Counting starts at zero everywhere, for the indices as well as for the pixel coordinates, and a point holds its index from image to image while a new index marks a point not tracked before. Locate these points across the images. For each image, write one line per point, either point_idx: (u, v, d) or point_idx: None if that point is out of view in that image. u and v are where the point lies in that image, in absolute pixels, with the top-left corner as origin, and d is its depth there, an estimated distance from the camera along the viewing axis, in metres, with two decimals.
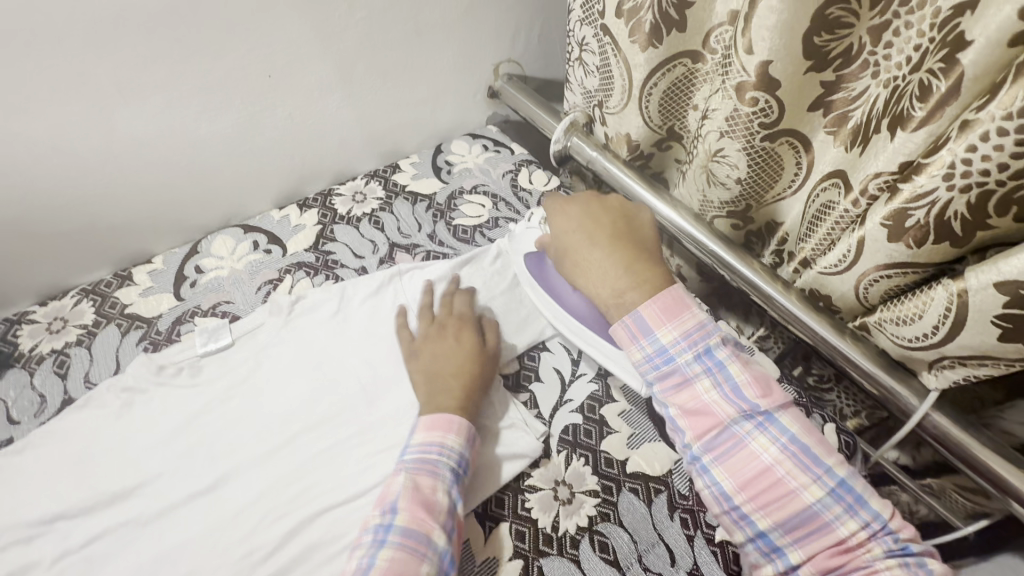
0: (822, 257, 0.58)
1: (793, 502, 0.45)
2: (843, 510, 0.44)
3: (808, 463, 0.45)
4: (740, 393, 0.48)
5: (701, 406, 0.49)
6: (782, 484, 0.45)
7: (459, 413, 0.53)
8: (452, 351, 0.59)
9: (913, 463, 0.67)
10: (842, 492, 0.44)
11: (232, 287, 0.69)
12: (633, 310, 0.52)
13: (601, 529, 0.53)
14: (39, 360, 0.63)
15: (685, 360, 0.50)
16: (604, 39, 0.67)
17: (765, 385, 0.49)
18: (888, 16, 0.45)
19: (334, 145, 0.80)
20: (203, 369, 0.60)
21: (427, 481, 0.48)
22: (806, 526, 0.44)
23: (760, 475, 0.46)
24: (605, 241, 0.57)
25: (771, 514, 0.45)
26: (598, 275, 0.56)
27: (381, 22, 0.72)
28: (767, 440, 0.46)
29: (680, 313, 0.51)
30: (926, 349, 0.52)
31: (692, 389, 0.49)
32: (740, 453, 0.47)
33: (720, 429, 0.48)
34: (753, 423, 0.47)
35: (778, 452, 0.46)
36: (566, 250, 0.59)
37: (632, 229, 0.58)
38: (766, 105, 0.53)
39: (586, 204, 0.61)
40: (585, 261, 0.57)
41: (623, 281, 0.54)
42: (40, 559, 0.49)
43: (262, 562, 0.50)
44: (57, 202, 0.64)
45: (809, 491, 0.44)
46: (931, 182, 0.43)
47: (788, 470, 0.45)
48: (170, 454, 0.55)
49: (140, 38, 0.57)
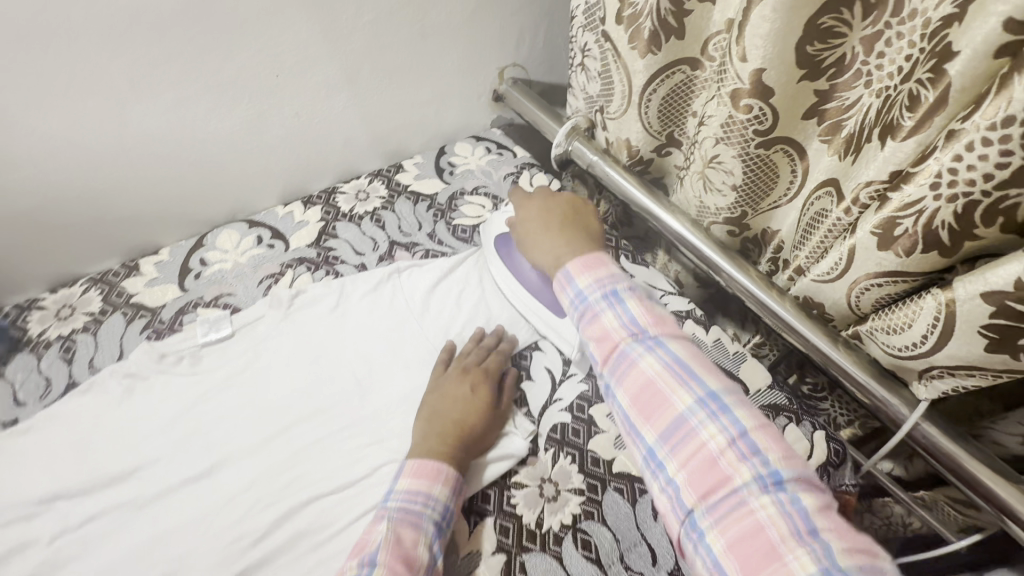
0: (815, 265, 0.59)
1: (666, 412, 0.42)
2: (715, 423, 0.41)
3: (685, 378, 0.43)
4: (634, 319, 0.48)
5: (602, 332, 0.48)
6: (659, 394, 0.43)
7: (447, 462, 0.52)
8: (460, 398, 0.57)
9: (907, 475, 0.66)
10: (717, 406, 0.41)
11: (235, 280, 0.71)
12: (562, 266, 0.54)
13: (585, 527, 0.53)
14: (46, 345, 0.64)
15: (593, 296, 0.50)
16: (605, 45, 0.68)
17: (662, 317, 0.48)
18: (881, 26, 0.45)
19: (338, 144, 0.82)
20: (203, 358, 0.62)
21: (409, 534, 0.47)
22: (679, 436, 0.41)
23: (643, 388, 0.44)
24: (556, 222, 0.60)
25: (652, 424, 0.43)
26: (545, 246, 0.58)
27: (388, 25, 0.73)
28: (653, 358, 0.45)
29: (598, 266, 0.52)
30: (915, 358, 0.52)
31: (597, 320, 0.49)
32: (627, 370, 0.45)
33: (616, 351, 0.47)
34: (643, 344, 0.46)
35: (659, 367, 0.44)
36: (524, 232, 0.62)
37: (583, 218, 0.61)
38: (760, 112, 0.54)
39: (546, 196, 0.65)
40: (537, 237, 0.60)
41: (562, 248, 0.56)
42: (37, 537, 0.50)
43: (251, 547, 0.51)
44: (70, 193, 0.66)
45: (684, 404, 0.42)
46: (919, 192, 0.43)
47: (665, 381, 0.43)
48: (167, 439, 0.56)
49: (154, 36, 0.59)
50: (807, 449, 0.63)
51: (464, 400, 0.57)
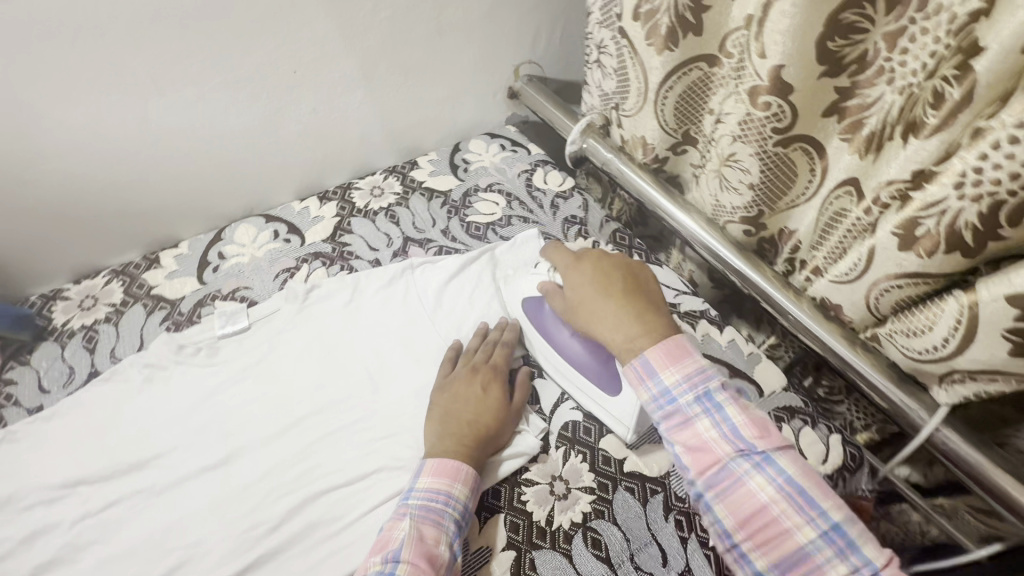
0: (834, 265, 0.58)
1: (786, 543, 0.42)
2: (841, 559, 0.41)
3: (802, 505, 0.43)
4: (735, 430, 0.46)
5: (700, 443, 0.47)
6: (776, 524, 0.43)
7: (467, 461, 0.52)
8: (473, 399, 0.57)
9: (925, 482, 0.65)
10: (836, 535, 0.42)
11: (252, 273, 0.72)
12: (640, 354, 0.51)
13: (594, 526, 0.53)
14: (69, 334, 0.66)
15: (686, 401, 0.48)
16: (621, 42, 0.67)
17: (764, 426, 0.46)
18: (905, 21, 0.43)
19: (354, 140, 0.83)
20: (220, 350, 0.63)
21: (431, 532, 0.47)
22: (799, 569, 0.42)
23: (756, 514, 0.43)
24: (614, 291, 0.55)
25: (767, 553, 0.43)
26: (609, 325, 0.53)
27: (405, 22, 0.74)
28: (765, 480, 0.44)
29: (682, 358, 0.50)
30: (936, 362, 0.51)
31: (691, 427, 0.47)
32: (737, 492, 0.44)
33: (718, 467, 0.45)
34: (750, 462, 0.45)
35: (775, 493, 0.43)
36: (575, 304, 0.57)
37: (642, 285, 0.56)
38: (779, 109, 0.53)
39: (596, 257, 0.59)
40: (595, 313, 0.55)
41: (630, 329, 0.52)
42: (59, 521, 0.52)
43: (265, 536, 0.51)
44: (94, 187, 0.68)
45: (803, 533, 0.42)
46: (942, 191, 0.43)
47: (781, 509, 0.43)
48: (184, 428, 0.57)
49: (175, 32, 0.60)
50: (822, 453, 0.62)
51: (480, 400, 0.57)
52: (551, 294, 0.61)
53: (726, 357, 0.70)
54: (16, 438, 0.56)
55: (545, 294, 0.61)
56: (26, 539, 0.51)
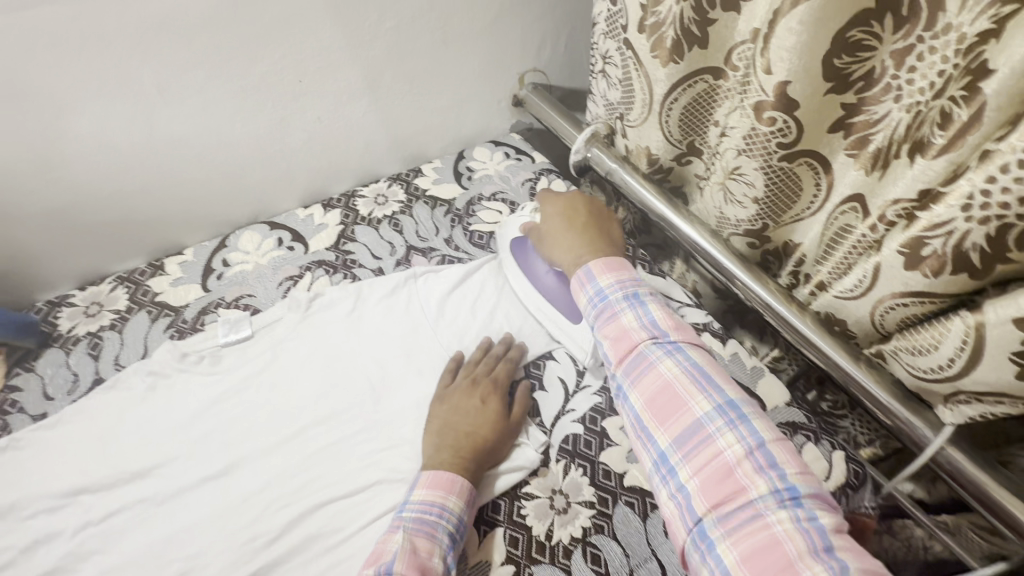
0: (839, 281, 0.58)
1: (683, 417, 0.44)
2: (731, 431, 0.42)
3: (703, 383, 0.45)
4: (654, 322, 0.50)
5: (621, 333, 0.51)
6: (676, 398, 0.45)
7: (462, 474, 0.52)
8: (472, 410, 0.58)
9: (929, 498, 0.64)
10: (731, 410, 0.43)
11: (255, 281, 0.72)
12: (584, 264, 0.56)
13: (594, 541, 0.53)
14: (74, 341, 0.66)
15: (614, 298, 0.53)
16: (626, 53, 0.67)
17: (682, 324, 0.50)
18: (912, 39, 0.43)
19: (358, 148, 0.83)
20: (223, 358, 0.64)
21: (424, 544, 0.47)
22: (693, 440, 0.43)
23: (660, 391, 0.46)
24: (579, 221, 0.61)
25: (667, 428, 0.45)
26: (566, 247, 0.60)
27: (410, 30, 0.74)
28: (671, 361, 0.47)
29: (621, 269, 0.55)
30: (942, 381, 0.51)
31: (616, 319, 0.51)
32: (646, 372, 0.47)
33: (634, 352, 0.49)
34: (662, 347, 0.48)
35: (678, 371, 0.46)
36: (544, 233, 0.63)
37: (603, 219, 0.62)
38: (784, 125, 0.53)
39: (571, 195, 0.65)
40: (557, 238, 0.61)
41: (581, 249, 0.58)
42: (62, 529, 0.52)
43: (265, 547, 0.52)
44: (101, 195, 0.68)
45: (699, 406, 0.44)
46: (950, 212, 0.42)
47: (684, 387, 0.45)
48: (186, 438, 0.58)
49: (181, 42, 0.60)
50: (825, 469, 0.62)
51: (480, 412, 0.57)
52: (529, 232, 0.67)
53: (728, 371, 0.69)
54: (20, 445, 0.56)
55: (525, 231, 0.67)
56: (28, 547, 0.51)
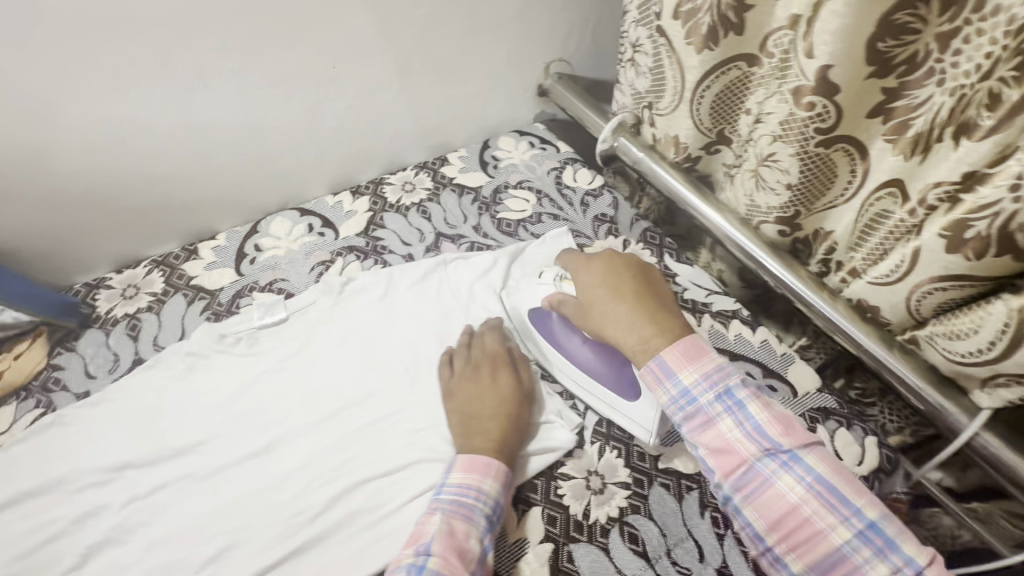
0: (873, 267, 0.58)
1: (820, 544, 0.43)
2: (879, 559, 0.41)
3: (834, 504, 0.43)
4: (761, 431, 0.47)
5: (724, 444, 0.48)
6: (809, 525, 0.44)
7: (497, 455, 0.53)
8: (486, 394, 0.58)
9: (958, 486, 0.63)
10: (873, 534, 0.42)
11: (287, 266, 0.73)
12: (656, 355, 0.52)
13: (631, 521, 0.54)
14: (114, 322, 0.67)
15: (707, 400, 0.49)
16: (659, 40, 0.68)
17: (789, 424, 0.47)
18: (959, 22, 0.43)
19: (387, 137, 0.83)
20: (260, 340, 0.65)
21: (461, 526, 0.48)
22: (836, 568, 0.42)
23: (786, 514, 0.44)
24: (624, 291, 0.57)
25: (802, 555, 0.43)
26: (623, 326, 0.55)
27: (441, 18, 0.74)
28: (791, 479, 0.45)
29: (700, 356, 0.51)
30: (980, 366, 0.51)
31: (714, 428, 0.49)
32: (765, 493, 0.45)
33: (744, 467, 0.47)
34: (776, 461, 0.46)
35: (802, 492, 0.44)
36: (587, 307, 0.58)
37: (652, 288, 0.58)
38: (824, 109, 0.53)
39: (607, 258, 0.61)
40: (609, 315, 0.56)
41: (644, 328, 0.54)
42: (109, 502, 0.53)
43: (308, 523, 0.53)
44: (138, 179, 0.69)
45: (837, 533, 0.43)
46: (996, 193, 0.43)
47: (813, 510, 0.44)
48: (228, 415, 0.59)
49: (222, 26, 0.61)
50: (858, 455, 0.62)
51: (497, 398, 0.57)
52: (560, 303, 0.61)
53: (759, 358, 0.70)
54: (66, 421, 0.57)
55: (551, 304, 0.62)
56: (78, 519, 0.52)
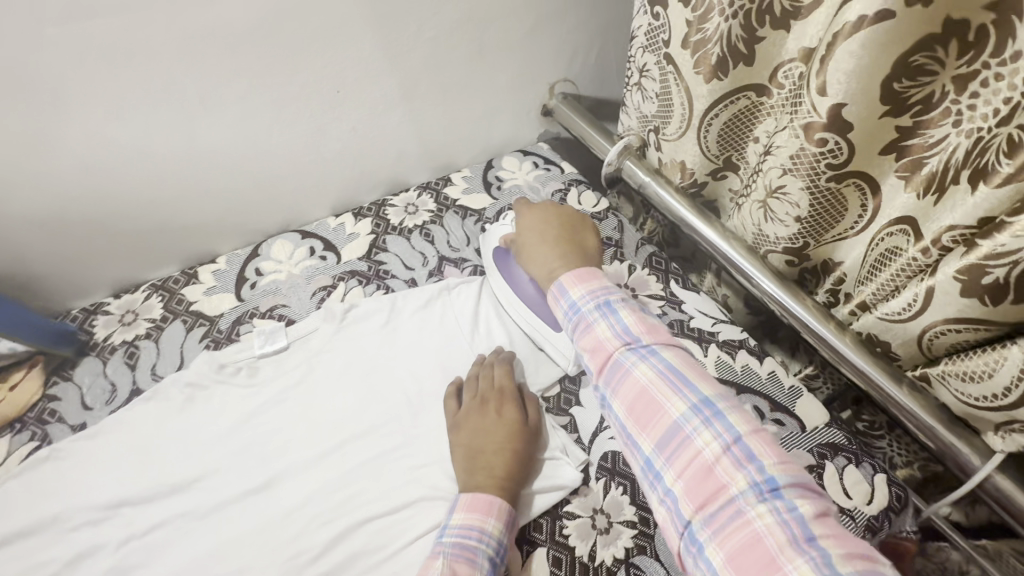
0: (885, 302, 0.57)
1: (662, 420, 0.45)
2: (708, 428, 0.43)
3: (678, 384, 0.46)
4: (627, 329, 0.50)
5: (597, 343, 0.51)
6: (654, 403, 0.46)
7: (500, 495, 0.52)
8: (493, 429, 0.57)
9: (967, 522, 0.61)
10: (707, 409, 0.44)
11: (288, 291, 0.72)
12: (556, 280, 0.58)
13: (637, 563, 0.53)
14: (111, 350, 0.66)
15: (587, 308, 0.53)
16: (667, 67, 0.67)
17: (653, 325, 0.51)
18: (978, 65, 0.42)
19: (390, 158, 0.82)
20: (260, 370, 0.64)
21: (464, 569, 0.46)
22: (673, 442, 0.44)
23: (637, 397, 0.47)
24: (554, 233, 0.63)
25: (649, 432, 0.45)
26: (542, 261, 0.61)
27: (446, 42, 0.73)
28: (646, 366, 0.47)
29: (591, 278, 0.56)
30: (995, 410, 0.51)
31: (591, 330, 0.52)
32: (621, 378, 0.48)
33: (610, 361, 0.50)
34: (636, 353, 0.49)
35: (653, 375, 0.47)
36: (522, 245, 0.64)
37: (577, 237, 0.63)
38: (836, 146, 0.52)
39: (546, 207, 0.66)
40: (534, 252, 0.62)
41: (555, 261, 0.60)
42: (105, 542, 0.52)
43: (309, 564, 0.51)
44: (138, 204, 0.68)
45: (676, 409, 0.45)
46: (1015, 242, 0.42)
47: (659, 390, 0.46)
48: (227, 450, 0.57)
49: (225, 53, 0.60)
50: (867, 492, 0.61)
51: (504, 433, 0.56)
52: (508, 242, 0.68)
53: (766, 390, 0.69)
54: (61, 456, 0.56)
55: (505, 243, 0.67)
56: (73, 561, 0.51)
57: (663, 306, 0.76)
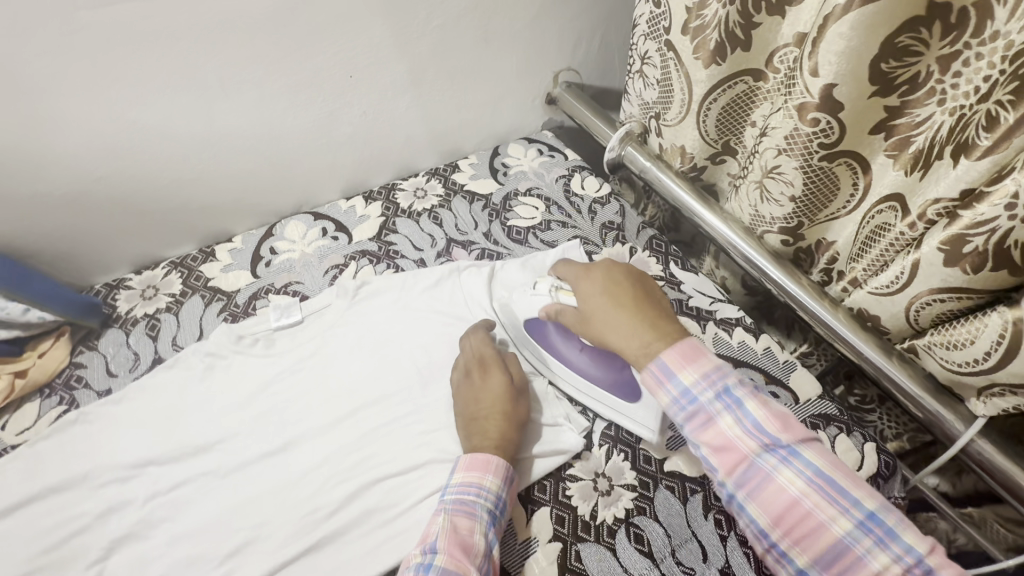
0: (874, 277, 0.60)
1: (824, 537, 0.43)
2: (882, 549, 0.42)
3: (835, 496, 0.44)
4: (760, 427, 0.47)
5: (724, 441, 0.48)
6: (811, 518, 0.44)
7: (496, 452, 0.54)
8: (482, 395, 0.60)
9: (954, 491, 0.64)
10: (874, 525, 0.43)
11: (302, 269, 0.75)
12: (657, 358, 0.51)
13: (637, 522, 0.55)
14: (133, 322, 0.69)
15: (707, 398, 0.49)
16: (667, 54, 0.69)
17: (787, 419, 0.48)
18: (959, 45, 0.45)
19: (399, 143, 0.85)
20: (276, 342, 0.66)
21: (464, 523, 0.49)
22: (840, 560, 0.43)
23: (789, 509, 0.44)
24: (627, 300, 0.55)
25: (805, 549, 0.44)
26: (625, 333, 0.53)
27: (454, 29, 0.76)
28: (793, 473, 0.45)
29: (697, 355, 0.51)
30: (977, 375, 0.53)
31: (715, 425, 0.48)
32: (766, 488, 0.45)
33: (745, 464, 0.47)
34: (777, 456, 0.46)
35: (805, 486, 0.44)
36: (589, 315, 0.56)
37: (650, 295, 0.57)
38: (827, 125, 0.55)
39: (605, 267, 0.59)
40: (608, 323, 0.55)
41: (647, 334, 0.53)
42: (133, 498, 0.55)
43: (326, 519, 0.54)
44: (158, 184, 0.71)
45: (839, 525, 0.43)
46: (993, 211, 0.45)
47: (816, 504, 0.44)
48: (246, 415, 0.60)
49: (244, 38, 0.63)
50: (858, 459, 0.64)
51: (495, 400, 0.59)
52: (559, 310, 0.60)
53: (760, 364, 0.72)
54: (89, 418, 0.59)
55: (553, 312, 0.60)
56: (103, 514, 0.54)
57: (663, 286, 0.79)
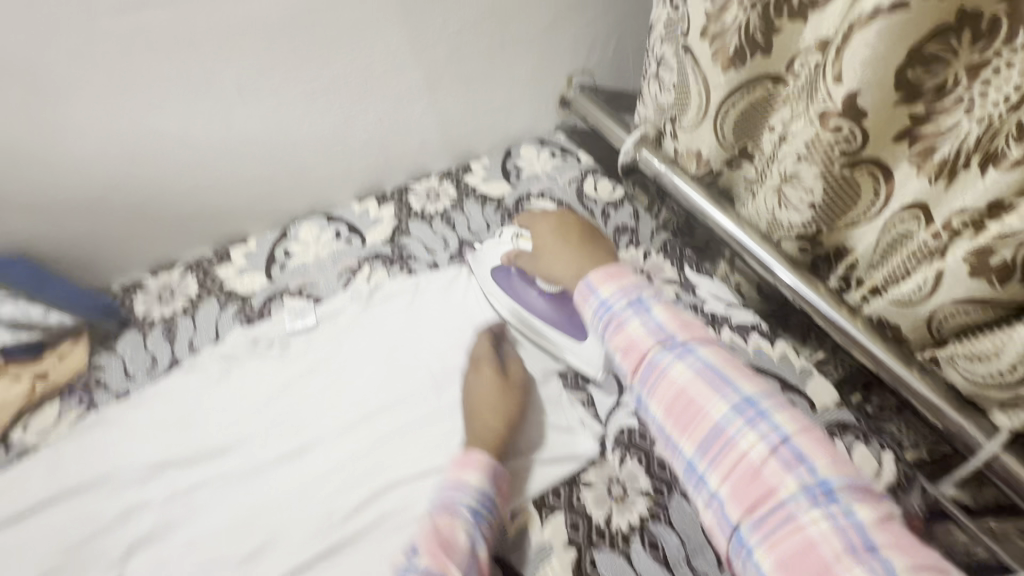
0: (896, 286, 0.59)
1: (704, 423, 0.45)
2: (752, 430, 0.43)
3: (718, 384, 0.46)
4: (661, 327, 0.51)
5: (630, 342, 0.51)
6: (694, 405, 0.46)
7: (480, 451, 0.56)
8: (477, 396, 0.62)
9: (975, 503, 0.63)
10: (749, 409, 0.44)
11: (317, 272, 0.75)
12: (586, 278, 0.58)
13: (651, 528, 0.55)
14: (151, 325, 0.70)
15: (621, 307, 0.53)
16: (685, 57, 0.69)
17: (688, 323, 0.51)
18: (990, 53, 0.44)
19: (413, 147, 0.85)
20: (291, 345, 0.67)
21: (446, 521, 0.50)
22: (717, 445, 0.44)
23: (678, 398, 0.47)
24: (572, 239, 0.63)
25: (691, 436, 0.45)
26: (567, 263, 0.61)
27: (470, 35, 0.76)
28: (684, 365, 0.48)
29: (621, 276, 0.56)
30: (1001, 387, 0.54)
31: (624, 328, 0.52)
32: (660, 379, 0.48)
33: (645, 360, 0.50)
34: (673, 351, 0.49)
35: (692, 375, 0.47)
36: (542, 251, 0.64)
37: (596, 238, 0.64)
38: (851, 133, 0.54)
39: (560, 213, 0.67)
40: (556, 257, 0.62)
41: (584, 263, 0.60)
42: (151, 500, 0.56)
43: (342, 523, 0.55)
44: (175, 189, 0.71)
45: (717, 410, 0.45)
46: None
47: (699, 391, 0.46)
48: (263, 418, 0.61)
49: (261, 44, 0.63)
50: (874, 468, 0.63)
51: (489, 403, 0.61)
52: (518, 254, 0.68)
53: (777, 371, 0.71)
54: (109, 421, 0.60)
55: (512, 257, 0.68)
56: (123, 515, 0.55)
57: (677, 291, 0.78)
